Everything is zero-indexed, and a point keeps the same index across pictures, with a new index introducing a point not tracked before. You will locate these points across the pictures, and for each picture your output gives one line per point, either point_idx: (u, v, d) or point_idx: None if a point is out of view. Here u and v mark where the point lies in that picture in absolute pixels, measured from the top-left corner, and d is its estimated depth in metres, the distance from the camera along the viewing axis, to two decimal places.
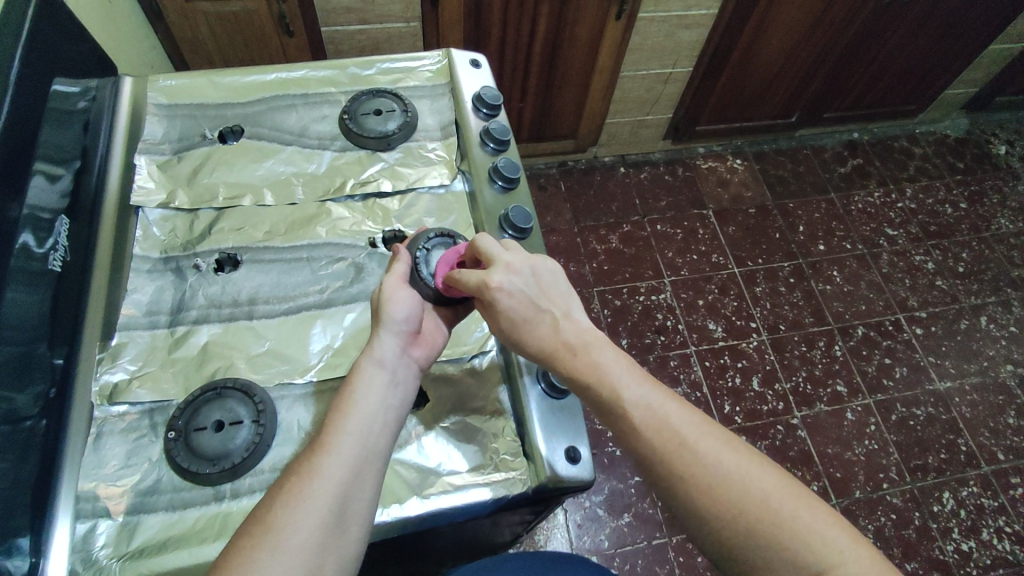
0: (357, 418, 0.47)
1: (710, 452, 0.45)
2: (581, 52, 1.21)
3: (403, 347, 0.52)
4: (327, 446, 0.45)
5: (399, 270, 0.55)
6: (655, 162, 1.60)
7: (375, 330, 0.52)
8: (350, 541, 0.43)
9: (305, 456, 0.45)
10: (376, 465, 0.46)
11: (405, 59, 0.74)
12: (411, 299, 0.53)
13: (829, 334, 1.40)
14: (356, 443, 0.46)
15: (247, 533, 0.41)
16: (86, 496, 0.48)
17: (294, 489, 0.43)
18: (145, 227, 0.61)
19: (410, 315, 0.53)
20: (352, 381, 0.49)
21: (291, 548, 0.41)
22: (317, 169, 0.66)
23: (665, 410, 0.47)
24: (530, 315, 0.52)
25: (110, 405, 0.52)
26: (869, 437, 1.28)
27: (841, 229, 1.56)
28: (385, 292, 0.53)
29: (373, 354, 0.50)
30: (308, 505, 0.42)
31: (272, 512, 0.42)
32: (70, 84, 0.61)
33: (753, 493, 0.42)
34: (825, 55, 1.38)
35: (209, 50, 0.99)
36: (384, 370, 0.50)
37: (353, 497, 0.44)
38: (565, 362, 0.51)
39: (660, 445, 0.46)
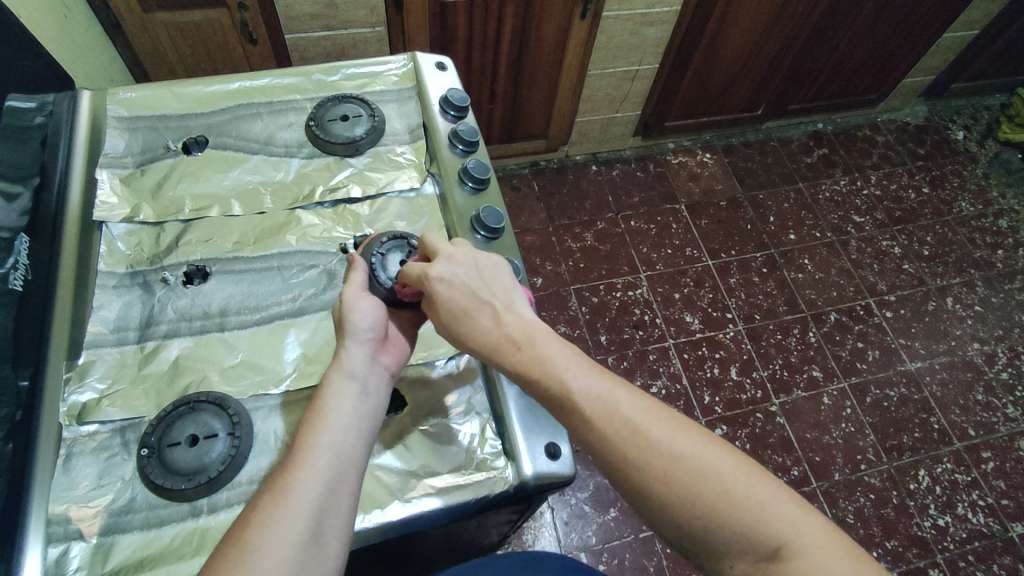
0: (329, 431, 0.46)
1: (664, 437, 0.45)
2: (548, 52, 1.22)
3: (372, 356, 0.51)
4: (299, 461, 0.45)
5: (358, 279, 0.55)
6: (627, 159, 1.61)
7: (341, 344, 0.51)
8: (331, 555, 0.43)
9: (277, 473, 0.45)
10: (353, 477, 0.46)
11: (371, 64, 0.74)
12: (375, 309, 0.53)
13: (803, 321, 1.43)
14: (330, 457, 0.45)
15: (221, 557, 0.40)
16: (58, 519, 0.47)
17: (268, 508, 0.42)
18: (109, 242, 0.59)
19: (375, 324, 0.52)
20: (322, 394, 0.48)
21: (268, 569, 0.40)
22: (285, 177, 0.65)
23: (617, 398, 0.48)
24: (474, 307, 0.52)
25: (79, 425, 0.51)
26: (846, 420, 1.31)
27: (810, 218, 1.59)
28: (347, 303, 0.53)
29: (341, 366, 0.50)
30: (283, 524, 0.42)
31: (246, 534, 0.41)
32: (25, 100, 0.60)
33: (709, 475, 0.43)
34: (787, 49, 1.41)
35: (170, 61, 0.98)
36: (354, 381, 0.49)
37: (331, 512, 0.44)
38: (510, 354, 0.50)
39: (614, 434, 0.46)
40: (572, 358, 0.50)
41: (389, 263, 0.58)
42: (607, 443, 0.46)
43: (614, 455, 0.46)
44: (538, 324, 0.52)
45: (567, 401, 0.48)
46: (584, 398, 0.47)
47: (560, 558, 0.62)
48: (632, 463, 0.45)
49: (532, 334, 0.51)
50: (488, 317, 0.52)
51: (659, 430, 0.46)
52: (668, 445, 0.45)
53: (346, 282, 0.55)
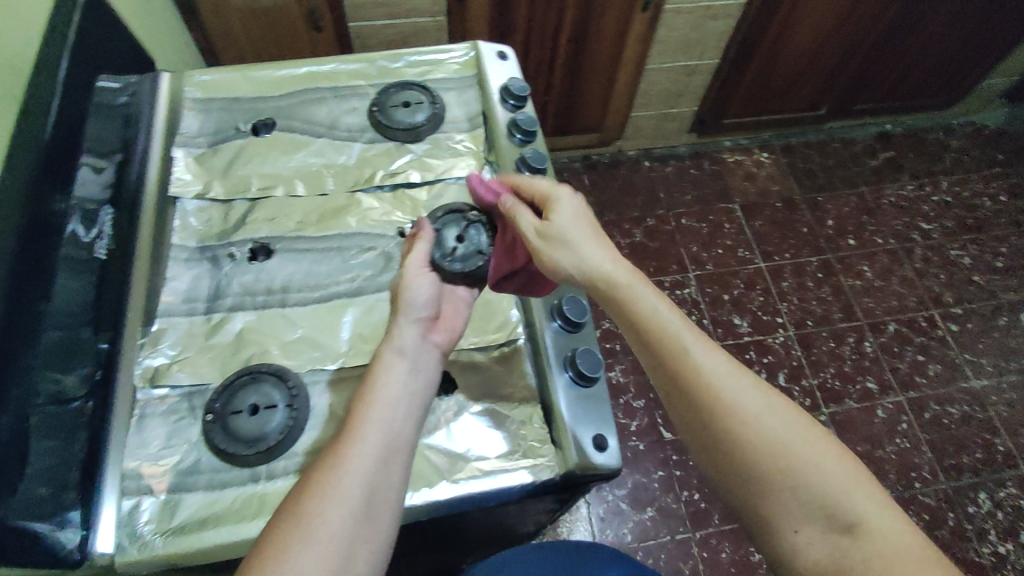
0: (381, 406, 0.48)
1: (752, 404, 0.46)
2: (606, 45, 1.20)
3: (423, 333, 0.53)
4: (352, 435, 0.46)
5: (421, 252, 0.56)
6: (681, 156, 1.58)
7: (395, 320, 0.53)
8: (382, 526, 0.44)
9: (331, 445, 0.46)
10: (404, 452, 0.47)
11: (434, 52, 0.75)
12: (431, 286, 0.55)
13: (859, 330, 1.38)
14: (381, 432, 0.46)
15: (278, 524, 0.42)
16: (130, 474, 0.50)
17: (323, 478, 0.44)
18: (182, 217, 0.62)
19: (429, 300, 0.54)
20: (374, 370, 0.50)
21: (322, 538, 0.41)
22: (348, 160, 0.67)
23: (707, 358, 0.48)
24: (581, 236, 0.54)
25: (151, 388, 0.54)
26: (900, 435, 1.26)
27: (872, 223, 1.53)
28: (406, 278, 0.55)
29: (393, 343, 0.51)
30: (337, 495, 0.43)
31: (301, 502, 0.43)
32: (112, 81, 0.63)
33: (785, 451, 0.44)
34: (857, 46, 1.35)
35: (240, 46, 1.02)
36: (405, 358, 0.51)
37: (382, 485, 0.45)
38: (613, 292, 0.52)
39: (704, 387, 0.47)
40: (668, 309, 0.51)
41: (444, 239, 0.58)
42: (688, 398, 0.47)
43: (693, 412, 0.47)
44: (634, 272, 0.53)
45: (658, 347, 0.49)
46: (673, 351, 0.48)
47: (602, 549, 0.62)
48: (709, 423, 0.46)
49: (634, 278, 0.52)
50: (598, 254, 0.53)
51: (744, 396, 0.46)
52: (751, 412, 0.45)
53: (409, 255, 0.56)
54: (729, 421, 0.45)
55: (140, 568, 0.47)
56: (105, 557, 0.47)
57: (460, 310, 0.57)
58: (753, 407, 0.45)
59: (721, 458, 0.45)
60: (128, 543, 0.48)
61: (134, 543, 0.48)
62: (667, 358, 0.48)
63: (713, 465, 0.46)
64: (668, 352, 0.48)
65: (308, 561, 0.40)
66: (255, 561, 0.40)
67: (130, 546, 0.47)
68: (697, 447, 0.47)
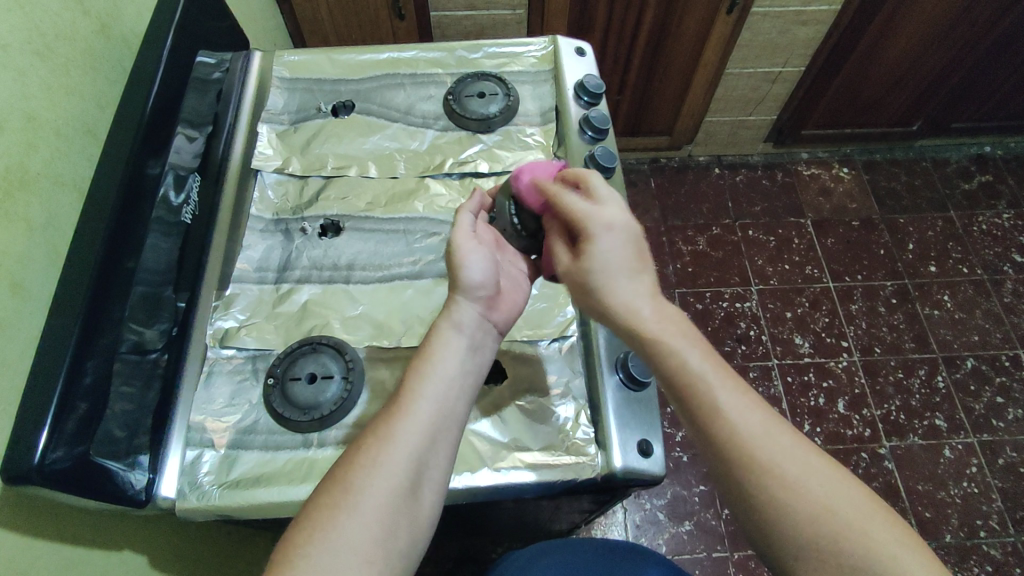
0: (434, 383, 0.48)
1: (782, 454, 0.43)
2: (686, 46, 1.18)
3: (481, 312, 0.53)
4: (404, 409, 0.47)
5: (466, 224, 0.55)
6: (753, 165, 1.53)
7: (451, 295, 0.53)
8: (425, 503, 0.45)
9: (383, 416, 0.47)
10: (451, 431, 0.47)
11: (512, 44, 0.75)
12: (484, 262, 0.53)
13: (932, 362, 1.30)
14: (433, 409, 0.47)
15: (328, 491, 0.43)
16: (196, 427, 0.53)
17: (374, 449, 0.45)
18: (262, 189, 0.66)
19: (485, 278, 0.53)
20: (431, 345, 0.50)
21: (370, 510, 0.42)
22: (419, 146, 0.69)
23: (745, 409, 0.45)
24: (619, 276, 0.50)
25: (221, 348, 0.57)
26: (969, 479, 1.18)
27: (958, 250, 1.43)
28: (458, 251, 0.53)
29: (451, 319, 0.51)
30: (386, 468, 0.44)
31: (353, 470, 0.44)
32: (208, 56, 0.67)
33: (824, 503, 0.41)
34: (961, 59, 1.26)
35: (326, 30, 1.05)
36: (462, 335, 0.51)
37: (429, 462, 0.46)
38: (646, 331, 0.48)
39: (732, 441, 0.44)
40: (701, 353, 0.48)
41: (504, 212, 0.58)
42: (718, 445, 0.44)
43: (723, 465, 0.44)
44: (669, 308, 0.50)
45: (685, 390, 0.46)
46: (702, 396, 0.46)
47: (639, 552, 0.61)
48: (742, 478, 0.43)
49: (668, 319, 0.49)
50: (634, 287, 0.50)
51: (778, 448, 0.43)
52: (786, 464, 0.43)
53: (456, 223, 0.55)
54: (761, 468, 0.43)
55: (198, 514, 0.51)
56: (168, 501, 0.50)
57: (517, 286, 0.57)
58: (793, 466, 0.43)
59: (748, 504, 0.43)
60: (188, 491, 0.51)
61: (194, 490, 0.51)
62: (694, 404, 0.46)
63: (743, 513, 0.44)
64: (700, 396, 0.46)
65: (355, 530, 0.42)
66: (307, 524, 0.42)
67: (190, 493, 0.51)
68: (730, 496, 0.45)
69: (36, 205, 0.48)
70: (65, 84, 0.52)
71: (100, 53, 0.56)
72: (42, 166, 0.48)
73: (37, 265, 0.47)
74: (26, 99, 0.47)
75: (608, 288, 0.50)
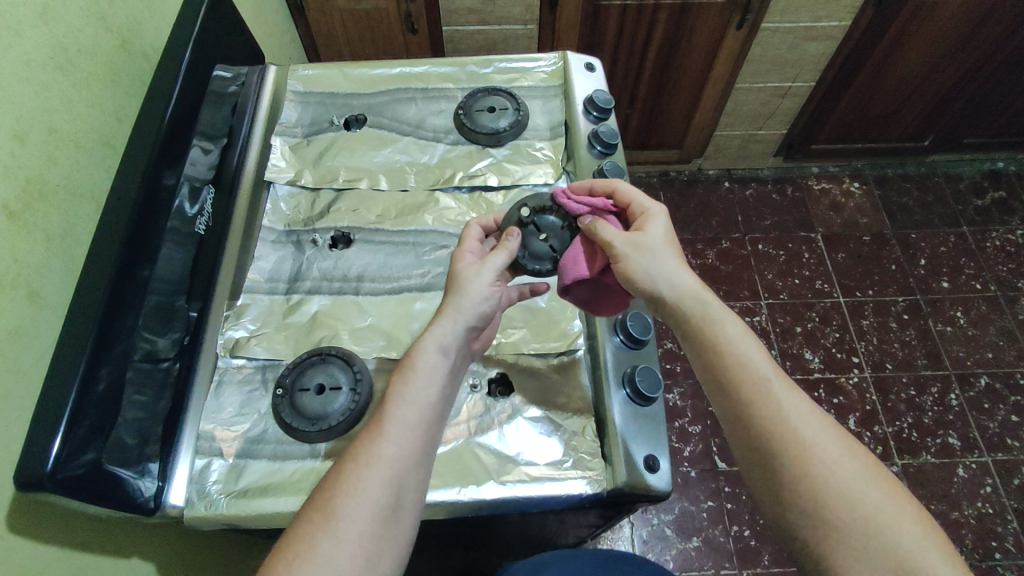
0: (414, 406, 0.47)
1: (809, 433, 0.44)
2: (696, 61, 1.18)
3: (466, 334, 0.52)
4: (385, 433, 0.46)
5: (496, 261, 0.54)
6: (763, 179, 1.53)
7: (443, 315, 0.51)
8: (407, 527, 0.45)
9: (364, 439, 0.46)
10: (428, 455, 0.47)
11: (522, 60, 0.76)
12: (495, 296, 0.53)
13: (945, 379, 1.28)
14: (414, 432, 0.47)
15: (310, 517, 0.43)
16: (205, 436, 0.54)
17: (354, 476, 0.44)
18: (274, 202, 0.67)
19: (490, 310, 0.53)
20: (409, 367, 0.49)
21: (350, 536, 0.42)
22: (430, 160, 0.69)
23: (803, 411, 0.45)
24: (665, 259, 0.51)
25: (231, 357, 0.58)
26: (983, 499, 1.16)
27: (971, 266, 1.42)
28: (471, 283, 0.53)
29: (434, 338, 0.50)
30: (367, 494, 0.43)
31: (334, 499, 0.43)
32: (224, 70, 0.69)
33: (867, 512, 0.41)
34: (974, 73, 1.26)
35: (339, 44, 1.07)
36: (444, 356, 0.50)
37: (409, 485, 0.45)
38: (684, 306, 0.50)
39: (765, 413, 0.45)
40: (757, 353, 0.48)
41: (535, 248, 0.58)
42: (765, 444, 0.44)
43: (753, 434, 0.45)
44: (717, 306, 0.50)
45: (736, 392, 0.46)
46: (755, 394, 0.46)
47: (632, 559, 0.61)
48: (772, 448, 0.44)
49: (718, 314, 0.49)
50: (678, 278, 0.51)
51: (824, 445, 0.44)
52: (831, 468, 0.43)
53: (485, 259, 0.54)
54: (807, 476, 0.43)
55: (205, 523, 0.51)
56: (176, 508, 0.51)
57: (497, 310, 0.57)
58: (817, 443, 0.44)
59: (789, 506, 0.43)
60: (196, 499, 0.51)
61: (202, 499, 0.51)
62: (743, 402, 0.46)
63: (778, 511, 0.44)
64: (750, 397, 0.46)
65: (340, 558, 0.41)
66: (290, 553, 0.41)
67: (198, 502, 0.51)
68: (761, 495, 0.45)
69: (55, 215, 0.49)
70: (86, 98, 0.53)
71: (120, 67, 0.58)
72: (61, 178, 0.50)
73: (54, 274, 0.48)
74: (48, 112, 0.49)
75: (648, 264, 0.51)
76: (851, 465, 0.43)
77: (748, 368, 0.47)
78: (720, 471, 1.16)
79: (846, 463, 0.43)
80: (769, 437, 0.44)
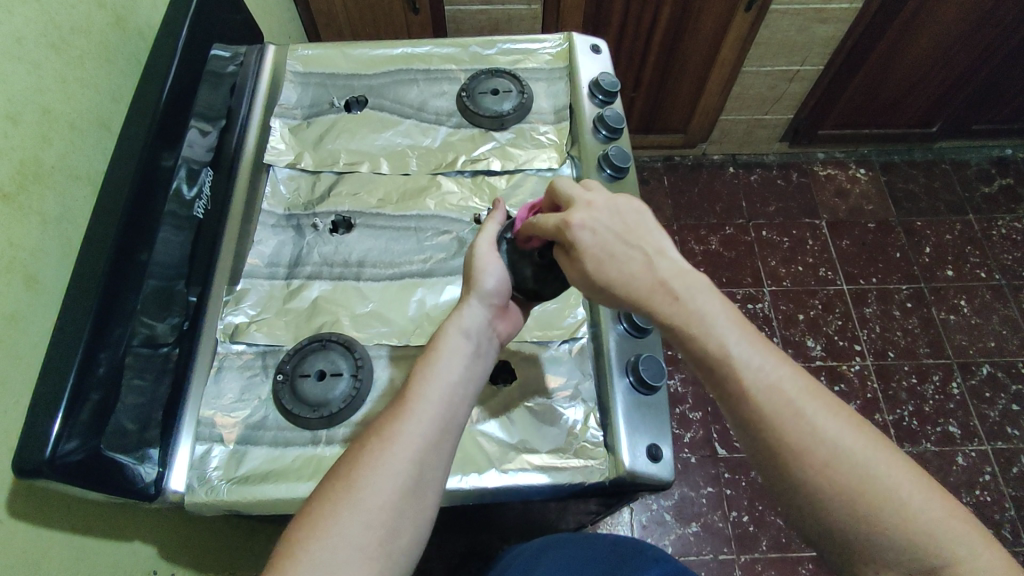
0: (438, 386, 0.47)
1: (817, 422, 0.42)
2: (703, 43, 1.16)
3: (489, 318, 0.52)
4: (408, 411, 0.46)
5: (491, 231, 0.56)
6: (768, 164, 1.51)
7: (464, 297, 0.52)
8: (428, 505, 0.44)
9: (387, 416, 0.46)
10: (454, 434, 0.47)
11: (527, 41, 0.74)
12: (501, 268, 0.54)
13: (946, 368, 1.28)
14: (436, 410, 0.46)
15: (331, 488, 0.43)
16: (205, 422, 0.54)
17: (378, 448, 0.44)
18: (274, 184, 0.65)
19: (499, 283, 0.53)
20: (436, 348, 0.49)
21: (370, 507, 0.42)
22: (432, 143, 0.68)
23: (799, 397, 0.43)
24: (616, 254, 0.47)
25: (231, 343, 0.57)
26: (981, 487, 1.16)
27: (976, 255, 1.40)
28: (478, 256, 0.54)
29: (458, 323, 0.51)
30: (389, 466, 0.43)
31: (354, 470, 0.43)
32: (222, 50, 0.67)
33: (880, 488, 0.39)
34: (987, 57, 1.23)
35: (339, 22, 1.05)
36: (468, 340, 0.50)
37: (431, 462, 0.45)
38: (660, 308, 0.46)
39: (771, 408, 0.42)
40: (740, 329, 0.45)
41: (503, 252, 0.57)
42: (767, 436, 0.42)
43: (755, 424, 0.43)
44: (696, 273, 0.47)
45: (726, 379, 0.44)
46: (746, 377, 0.43)
47: (644, 544, 0.61)
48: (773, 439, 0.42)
49: (696, 289, 0.46)
50: (637, 259, 0.47)
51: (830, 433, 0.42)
52: (832, 445, 0.41)
53: (482, 231, 0.56)
54: (813, 457, 0.41)
55: (205, 509, 0.51)
56: (177, 494, 0.51)
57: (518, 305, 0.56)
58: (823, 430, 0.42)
59: (796, 494, 0.41)
60: (197, 485, 0.51)
61: (203, 485, 0.51)
62: (736, 389, 0.43)
63: (783, 500, 0.42)
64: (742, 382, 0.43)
65: (356, 529, 0.41)
66: (307, 523, 0.41)
67: (199, 489, 0.51)
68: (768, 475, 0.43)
69: (50, 198, 0.48)
70: (80, 77, 0.52)
71: (115, 45, 0.56)
72: (56, 160, 0.49)
73: (51, 257, 0.47)
74: (42, 92, 0.47)
75: (617, 269, 0.47)
76: (855, 435, 0.41)
77: (733, 348, 0.44)
78: (720, 458, 1.16)
79: (848, 435, 0.41)
80: (769, 424, 0.42)
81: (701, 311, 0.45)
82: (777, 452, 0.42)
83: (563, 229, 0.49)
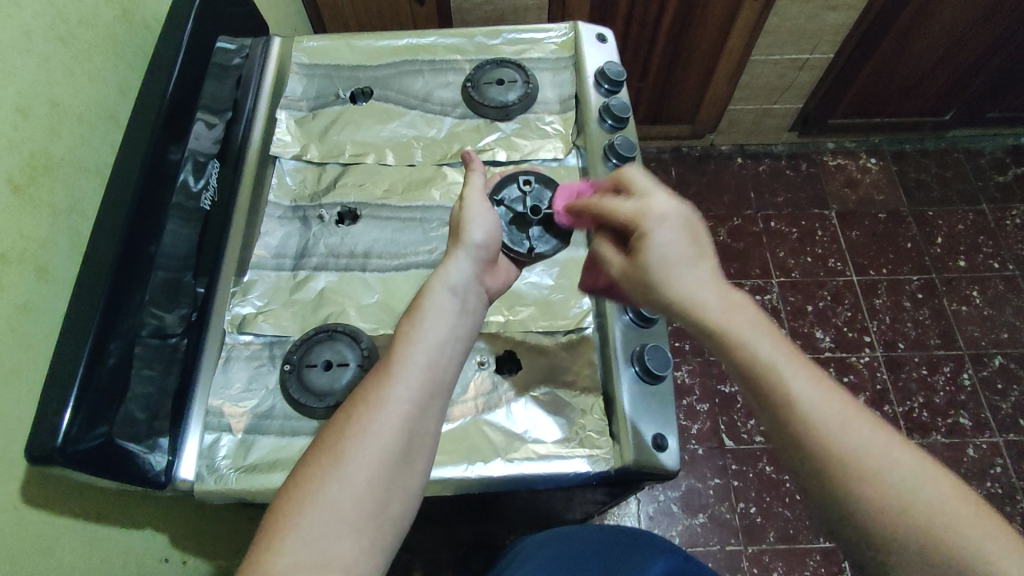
0: (421, 349, 0.47)
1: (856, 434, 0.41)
2: (712, 32, 1.15)
3: (475, 271, 0.52)
4: (393, 374, 0.46)
5: (477, 183, 0.56)
6: (777, 155, 1.50)
7: (453, 250, 0.52)
8: (417, 468, 0.44)
9: (372, 382, 0.46)
10: (440, 397, 0.47)
11: (532, 30, 0.74)
12: (491, 223, 0.54)
13: (958, 359, 1.27)
14: (422, 374, 0.46)
15: (317, 461, 0.43)
16: (214, 411, 0.54)
17: (363, 418, 0.44)
18: (280, 176, 0.66)
19: (487, 237, 0.53)
20: (420, 309, 0.49)
21: (359, 477, 0.42)
22: (437, 134, 0.68)
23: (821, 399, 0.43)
24: (678, 265, 0.47)
25: (238, 333, 0.58)
26: (992, 479, 1.16)
27: (989, 245, 1.39)
28: (467, 209, 0.54)
29: (444, 278, 0.50)
30: (375, 434, 0.43)
31: (342, 439, 0.43)
32: (228, 42, 0.67)
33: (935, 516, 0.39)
34: (1003, 42, 1.20)
35: (345, 15, 1.05)
36: (455, 297, 0.50)
37: (419, 429, 0.45)
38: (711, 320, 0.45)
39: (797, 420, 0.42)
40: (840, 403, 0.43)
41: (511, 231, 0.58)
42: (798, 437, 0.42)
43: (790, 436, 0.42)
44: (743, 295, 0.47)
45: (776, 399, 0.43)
46: (854, 453, 0.41)
47: (658, 552, 0.58)
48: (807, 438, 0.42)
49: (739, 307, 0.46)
50: (698, 276, 0.47)
51: (862, 438, 0.41)
52: (872, 458, 0.40)
53: (466, 183, 0.56)
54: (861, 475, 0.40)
55: (214, 497, 0.51)
56: (186, 483, 0.51)
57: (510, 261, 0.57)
58: (852, 434, 0.41)
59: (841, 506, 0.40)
60: (206, 473, 0.52)
61: (212, 473, 0.52)
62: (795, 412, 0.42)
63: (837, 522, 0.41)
64: (850, 462, 0.40)
65: (345, 500, 0.41)
66: (295, 495, 0.42)
67: (208, 476, 0.51)
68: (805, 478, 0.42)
69: (59, 191, 0.48)
70: (88, 70, 0.52)
71: (122, 38, 0.57)
72: (65, 153, 0.49)
73: (61, 249, 0.48)
74: (50, 85, 0.48)
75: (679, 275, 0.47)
76: (982, 524, 0.38)
77: (841, 422, 0.42)
78: (727, 449, 1.16)
79: (973, 525, 0.38)
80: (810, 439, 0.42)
81: (787, 378, 0.43)
82: (893, 544, 0.39)
83: (639, 218, 0.48)
